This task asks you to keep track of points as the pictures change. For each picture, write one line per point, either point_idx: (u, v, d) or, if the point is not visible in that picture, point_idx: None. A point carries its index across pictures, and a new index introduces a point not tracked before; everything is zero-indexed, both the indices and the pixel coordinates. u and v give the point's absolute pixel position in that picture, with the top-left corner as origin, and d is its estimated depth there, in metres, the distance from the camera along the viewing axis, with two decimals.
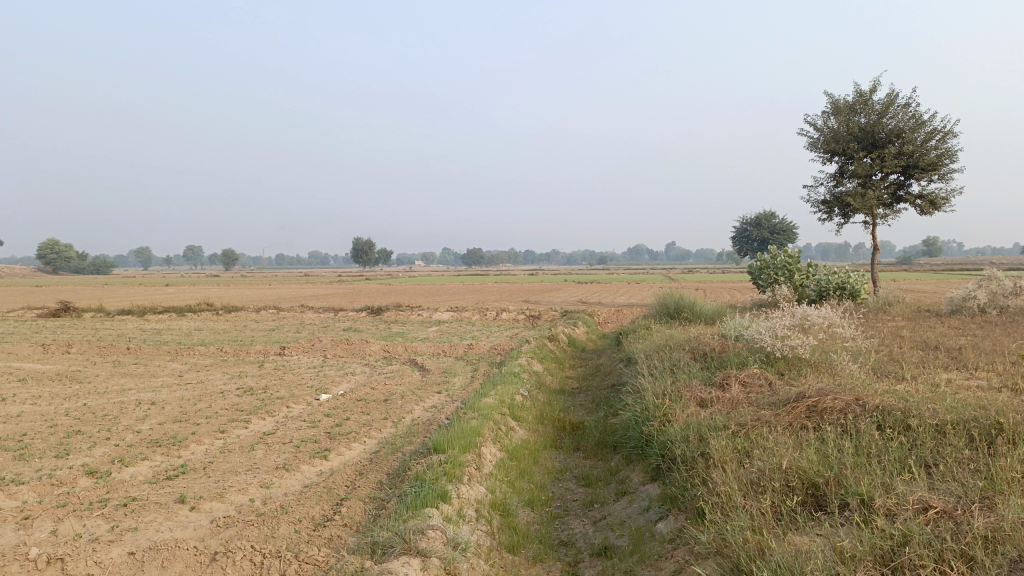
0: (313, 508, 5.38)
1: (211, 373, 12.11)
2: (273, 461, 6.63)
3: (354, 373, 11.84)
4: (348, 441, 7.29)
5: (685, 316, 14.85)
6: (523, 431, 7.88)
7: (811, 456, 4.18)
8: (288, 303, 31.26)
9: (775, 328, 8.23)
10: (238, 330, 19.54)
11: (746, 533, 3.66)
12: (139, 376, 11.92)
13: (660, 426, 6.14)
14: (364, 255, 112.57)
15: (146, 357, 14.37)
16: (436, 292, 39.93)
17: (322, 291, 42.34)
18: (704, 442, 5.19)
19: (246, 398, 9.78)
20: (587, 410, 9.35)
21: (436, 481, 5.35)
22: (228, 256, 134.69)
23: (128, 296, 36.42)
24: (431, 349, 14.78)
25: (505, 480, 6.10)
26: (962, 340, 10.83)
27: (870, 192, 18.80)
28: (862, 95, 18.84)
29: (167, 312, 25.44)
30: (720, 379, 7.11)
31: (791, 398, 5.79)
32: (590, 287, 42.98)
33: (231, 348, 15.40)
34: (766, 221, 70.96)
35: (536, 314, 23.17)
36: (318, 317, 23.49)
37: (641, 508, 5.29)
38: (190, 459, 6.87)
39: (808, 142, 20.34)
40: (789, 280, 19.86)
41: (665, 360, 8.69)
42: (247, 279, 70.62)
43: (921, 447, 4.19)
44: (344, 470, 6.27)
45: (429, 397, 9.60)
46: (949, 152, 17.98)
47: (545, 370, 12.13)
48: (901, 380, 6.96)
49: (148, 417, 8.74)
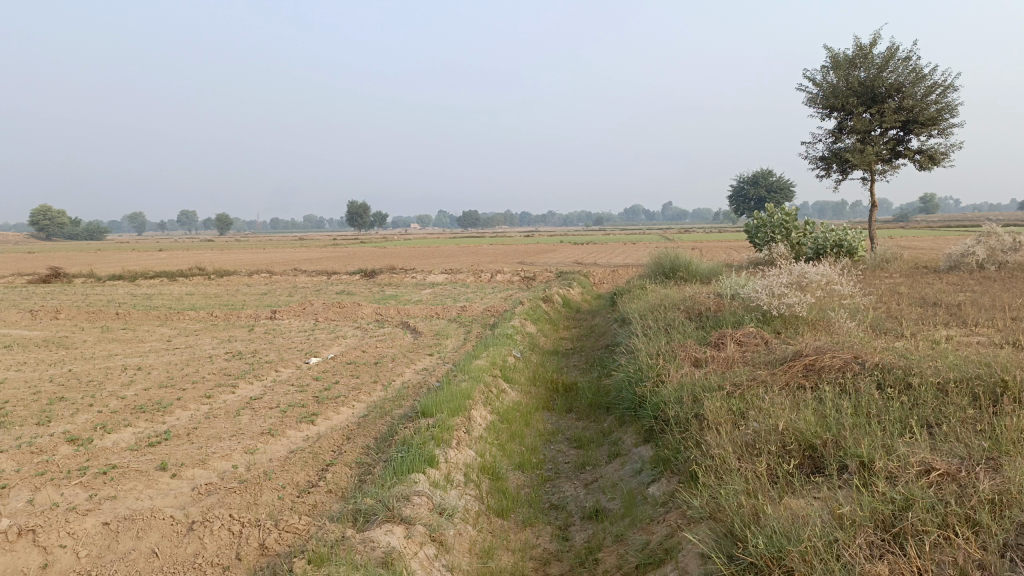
0: (297, 473, 5.24)
1: (201, 338, 11.94)
2: (259, 426, 6.49)
3: (345, 337, 11.68)
4: (336, 405, 7.15)
5: (681, 275, 14.66)
6: (515, 393, 7.74)
7: (809, 418, 4.02)
8: (282, 266, 31.00)
9: (772, 286, 8.05)
10: (230, 294, 19.32)
11: (741, 497, 3.51)
12: (128, 342, 11.76)
13: (654, 387, 5.99)
14: (359, 218, 111.92)
15: (136, 323, 14.18)
16: (431, 254, 39.66)
17: (317, 254, 42.13)
18: (699, 403, 5.04)
19: (235, 363, 9.62)
20: (580, 372, 9.21)
21: (423, 445, 5.20)
22: (223, 220, 133.82)
23: (120, 261, 36.13)
24: (424, 311, 14.60)
25: (495, 444, 5.96)
26: (961, 296, 10.66)
27: (869, 148, 18.51)
28: (862, 49, 18.41)
29: (160, 277, 25.21)
30: (715, 338, 6.94)
31: (788, 358, 5.63)
32: (586, 248, 42.73)
33: (221, 312, 15.22)
34: (764, 179, 70.37)
35: (531, 276, 22.99)
36: (312, 281, 23.26)
37: (634, 470, 5.15)
38: (174, 425, 6.72)
39: (806, 98, 19.95)
40: (786, 238, 19.58)
41: (660, 320, 8.52)
42: (240, 244, 70.23)
43: (923, 407, 4.03)
44: (331, 435, 6.13)
45: (421, 360, 9.45)
46: (949, 106, 17.66)
47: (538, 332, 11.99)
48: (900, 337, 6.81)
49: (134, 383, 8.59)
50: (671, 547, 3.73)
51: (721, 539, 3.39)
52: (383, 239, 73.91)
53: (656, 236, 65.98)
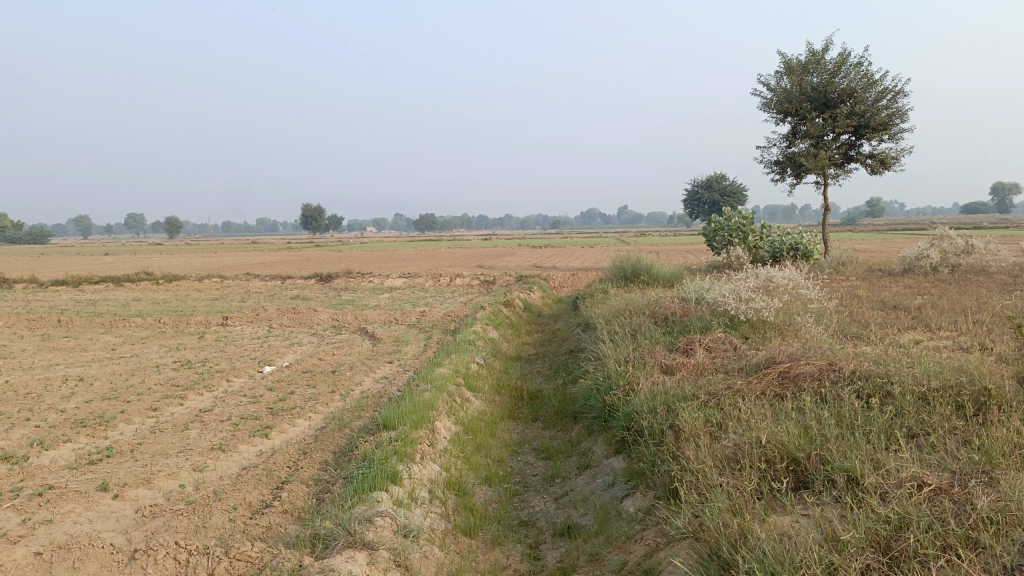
0: (250, 493, 4.92)
1: (148, 346, 11.42)
2: (209, 441, 6.13)
3: (301, 344, 11.29)
4: (291, 417, 6.82)
5: (643, 279, 14.58)
6: (479, 402, 7.49)
7: (792, 429, 3.86)
8: (233, 271, 30.21)
9: (738, 290, 7.96)
10: (180, 300, 18.66)
11: (726, 516, 3.32)
12: (70, 351, 11.20)
13: (624, 396, 5.80)
14: (314, 221, 110.33)
15: (79, 330, 13.56)
16: (389, 258, 39.18)
17: (270, 258, 41.26)
18: (672, 412, 4.86)
19: (183, 373, 9.19)
20: (544, 378, 9.02)
21: (386, 461, 4.92)
22: (173, 224, 130.75)
23: (62, 266, 34.82)
24: (382, 316, 14.27)
25: (459, 457, 5.71)
26: (920, 299, 10.73)
27: (822, 153, 18.73)
28: (815, 54, 18.62)
29: (105, 282, 24.32)
30: (684, 344, 6.80)
31: (761, 364, 5.50)
32: (544, 252, 42.64)
33: (170, 319, 14.65)
34: (717, 183, 71.14)
35: (490, 280, 22.76)
36: (265, 286, 22.66)
37: (606, 483, 4.95)
38: (118, 441, 6.32)
39: (761, 102, 20.12)
40: (743, 241, 19.73)
41: (626, 324, 8.38)
42: (189, 247, 68.61)
43: (907, 418, 3.92)
44: (286, 450, 5.82)
45: (380, 367, 9.14)
46: (899, 112, 17.97)
47: (500, 337, 11.76)
48: (868, 342, 6.76)
49: (75, 395, 8.12)
50: (651, 568, 3.52)
51: (706, 561, 3.20)
52: (339, 243, 72.81)
53: (613, 239, 66.30)
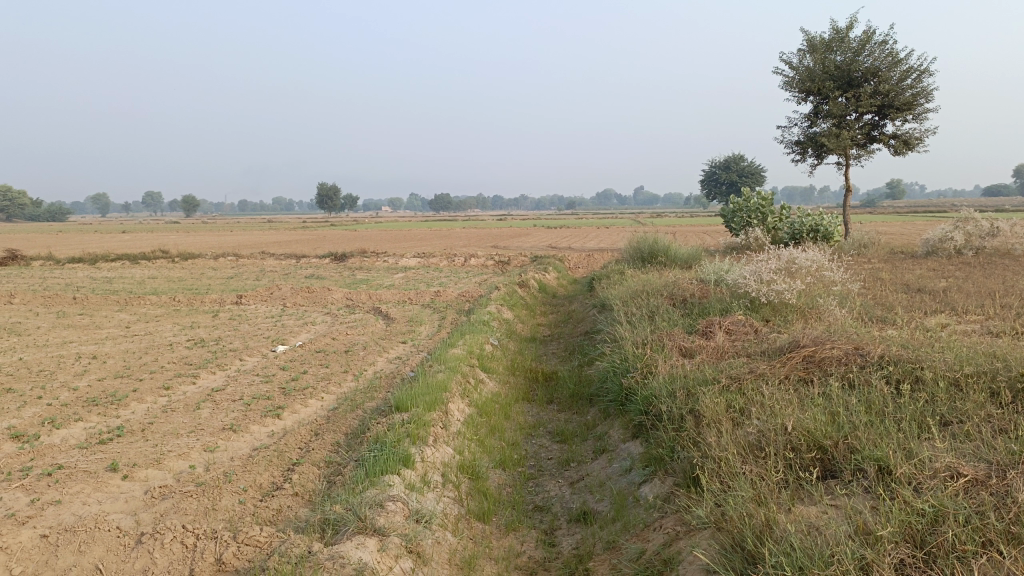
0: (260, 475, 4.84)
1: (162, 324, 11.39)
2: (220, 422, 6.06)
3: (314, 323, 11.22)
4: (303, 397, 6.73)
5: (660, 260, 14.37)
6: (493, 384, 7.39)
7: (818, 416, 3.71)
8: (248, 249, 30.19)
9: (760, 272, 7.77)
10: (195, 279, 18.65)
11: (750, 506, 3.19)
12: (84, 328, 11.19)
13: (642, 379, 5.66)
14: (329, 201, 110.27)
15: (94, 308, 13.57)
16: (404, 237, 39.03)
17: (286, 237, 41.25)
18: (692, 396, 4.72)
19: (196, 351, 9.13)
20: (560, 360, 8.89)
21: (398, 443, 4.82)
22: (189, 203, 131.27)
23: (79, 243, 34.98)
24: (396, 296, 14.18)
25: (473, 439, 5.61)
26: (944, 283, 10.49)
27: (844, 133, 18.36)
28: (839, 32, 18.20)
29: (121, 260, 24.40)
30: (703, 327, 6.65)
31: (784, 348, 5.34)
32: (560, 232, 42.35)
33: (184, 297, 14.63)
34: (735, 164, 70.33)
35: (505, 260, 22.60)
36: (280, 265, 22.66)
37: (623, 469, 4.83)
38: (129, 420, 6.27)
39: (782, 81, 19.73)
40: (762, 223, 19.51)
41: (643, 306, 8.22)
42: (205, 225, 68.86)
43: (939, 405, 3.76)
44: (298, 431, 5.73)
45: (393, 348, 9.05)
46: (924, 91, 17.57)
47: (515, 318, 11.63)
48: (893, 326, 6.58)
49: (88, 373, 8.08)
50: (670, 557, 3.40)
51: (729, 552, 3.06)
52: (354, 222, 72.62)
53: (629, 220, 65.82)
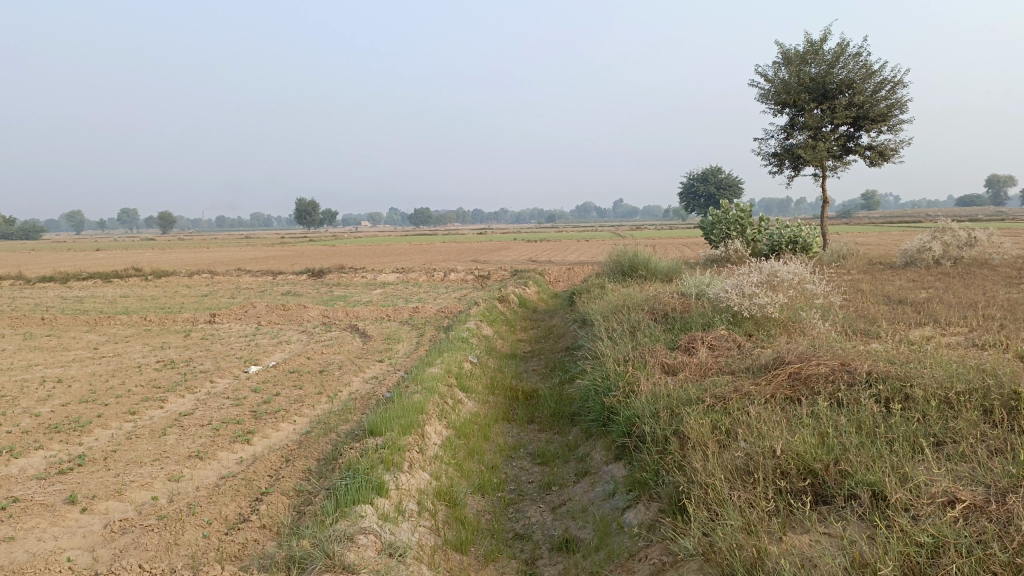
0: (226, 506, 4.61)
1: (132, 345, 11.08)
2: (186, 449, 5.81)
3: (289, 342, 10.97)
4: (275, 421, 6.50)
5: (640, 273, 14.27)
6: (472, 403, 7.20)
7: (807, 438, 3.57)
8: (224, 266, 29.81)
9: (742, 285, 7.65)
10: (168, 297, 18.28)
11: (739, 536, 3.03)
12: (51, 350, 10.86)
13: (624, 398, 5.50)
14: (308, 216, 109.61)
15: (62, 329, 13.21)
16: (383, 253, 38.74)
17: (264, 254, 40.81)
18: (676, 416, 4.56)
19: (166, 373, 8.86)
20: (540, 377, 8.72)
21: (371, 470, 4.61)
22: (166, 220, 129.96)
23: (52, 262, 34.36)
24: (374, 313, 13.94)
25: (451, 463, 5.41)
26: (925, 293, 10.45)
27: (821, 144, 18.43)
28: (813, 45, 18.31)
29: (93, 279, 23.92)
30: (686, 342, 6.51)
31: (769, 364, 5.20)
32: (540, 246, 42.27)
33: (156, 317, 14.30)
34: (713, 176, 70.75)
35: (485, 274, 22.43)
36: (256, 282, 22.31)
37: (606, 493, 4.65)
38: (91, 447, 6.01)
39: (758, 93, 19.81)
40: (741, 235, 19.47)
41: (624, 321, 8.08)
42: (181, 242, 68.04)
43: (931, 425, 3.63)
44: (268, 457, 5.50)
45: (370, 367, 8.83)
46: (898, 103, 17.70)
47: (495, 334, 11.46)
48: (877, 339, 6.49)
49: (51, 398, 7.78)
50: None
51: None
52: (333, 238, 72.14)
53: (608, 233, 65.87)
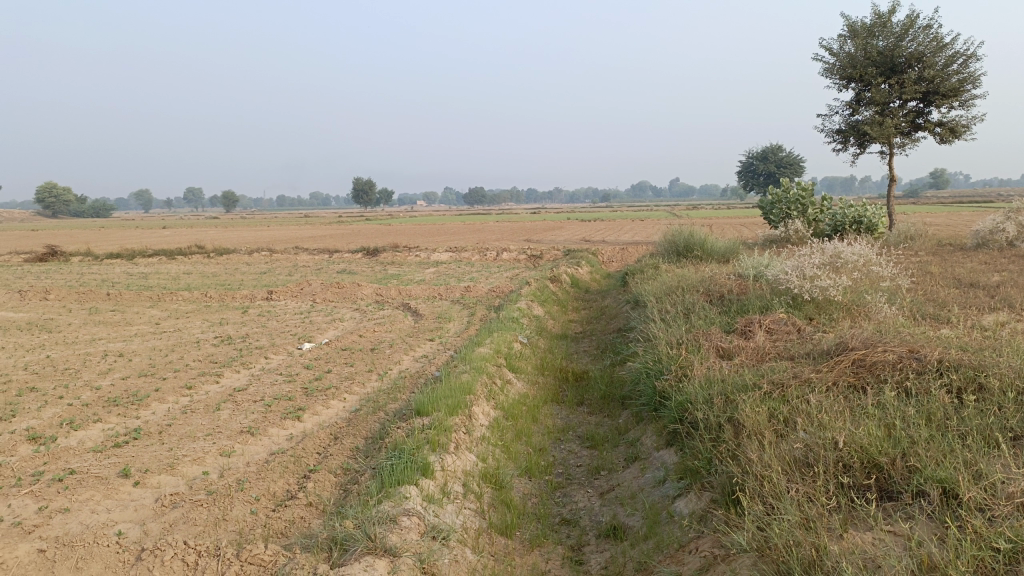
0: (274, 483, 4.63)
1: (191, 321, 11.32)
2: (238, 424, 5.87)
3: (342, 320, 11.04)
4: (325, 398, 6.53)
5: (696, 253, 13.94)
6: (521, 384, 7.12)
7: (873, 430, 3.37)
8: (283, 244, 30.31)
9: (802, 266, 7.35)
10: (228, 274, 18.67)
11: (797, 532, 2.86)
12: (114, 325, 11.17)
13: (676, 382, 5.34)
14: (364, 195, 110.82)
15: (126, 304, 13.58)
16: (437, 231, 38.91)
17: (321, 232, 41.39)
18: (731, 403, 4.38)
19: (222, 349, 9.01)
20: (591, 358, 8.59)
21: (417, 451, 4.57)
22: (228, 198, 133.03)
23: (120, 239, 35.47)
24: (426, 292, 13.97)
25: (498, 445, 5.34)
26: (998, 276, 9.93)
27: (888, 121, 17.68)
28: (881, 17, 17.51)
29: (157, 255, 24.60)
30: (742, 326, 6.29)
31: (830, 350, 4.97)
32: (594, 225, 41.90)
33: (216, 293, 14.59)
34: (773, 154, 68.87)
35: (538, 254, 22.27)
36: (313, 260, 22.62)
37: (656, 480, 4.51)
38: (148, 421, 6.13)
39: (822, 68, 19.07)
40: (802, 215, 18.87)
41: (678, 303, 7.87)
42: (242, 220, 69.57)
43: (1009, 418, 3.39)
44: (317, 435, 5.52)
45: (420, 346, 8.82)
46: (972, 77, 16.84)
47: (546, 314, 11.34)
48: (946, 325, 6.16)
49: (112, 371, 7.99)
50: None
51: None
52: (389, 216, 72.79)
53: (664, 212, 64.80)
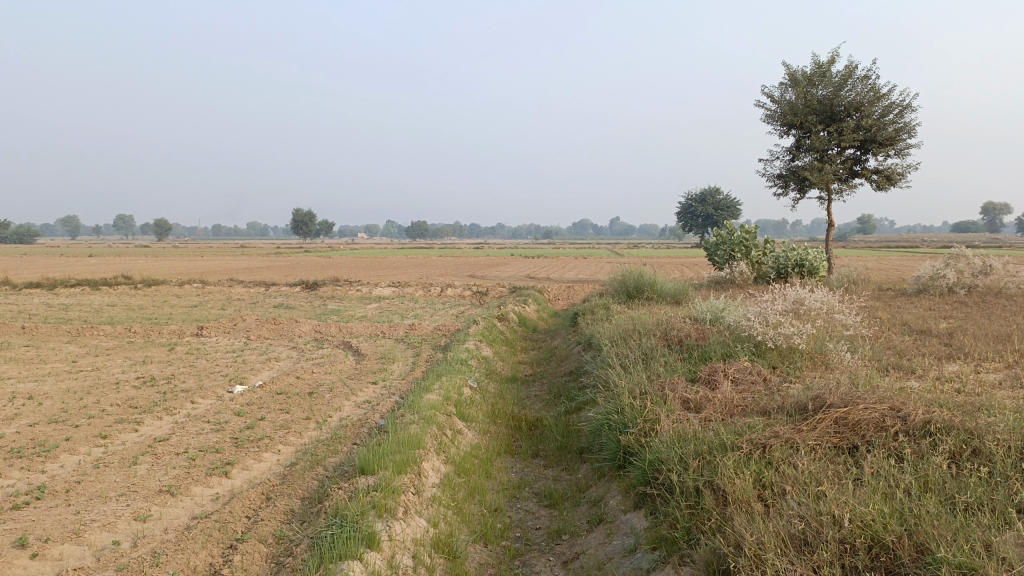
0: (195, 555, 4.05)
1: (112, 359, 10.50)
2: (157, 482, 5.25)
3: (278, 359, 10.38)
4: (256, 450, 5.94)
5: (646, 295, 13.76)
6: (472, 434, 6.66)
7: (875, 504, 3.06)
8: (216, 276, 29.20)
9: (765, 312, 7.16)
10: (156, 307, 17.70)
11: None
12: (26, 362, 10.27)
13: (642, 437, 4.98)
14: (304, 227, 109.07)
15: (42, 339, 12.61)
16: (378, 265, 38.19)
17: (257, 263, 40.36)
18: (708, 465, 4.03)
19: (145, 392, 8.28)
20: (544, 404, 8.20)
21: (361, 519, 4.06)
22: (162, 227, 129.45)
23: (40, 267, 33.76)
24: (368, 329, 13.40)
25: (450, 506, 4.87)
26: (945, 323, 9.96)
27: (827, 167, 17.98)
28: (820, 67, 17.93)
29: (81, 286, 23.36)
30: (706, 375, 6.00)
31: (805, 405, 4.68)
32: (537, 262, 41.82)
33: (142, 328, 13.72)
34: (711, 197, 70.35)
35: (483, 290, 21.90)
36: (249, 293, 21.79)
37: (626, 548, 4.10)
38: (54, 477, 5.45)
39: (764, 114, 19.39)
40: (746, 256, 18.90)
41: (636, 347, 7.57)
42: (172, 249, 67.43)
43: (1016, 489, 3.12)
44: (248, 494, 4.95)
45: (363, 390, 8.28)
46: (906, 127, 17.30)
47: (494, 355, 10.92)
48: (911, 377, 5.99)
49: (18, 417, 7.21)
50: None
51: None
52: (330, 248, 71.46)
53: (605, 250, 65.44)
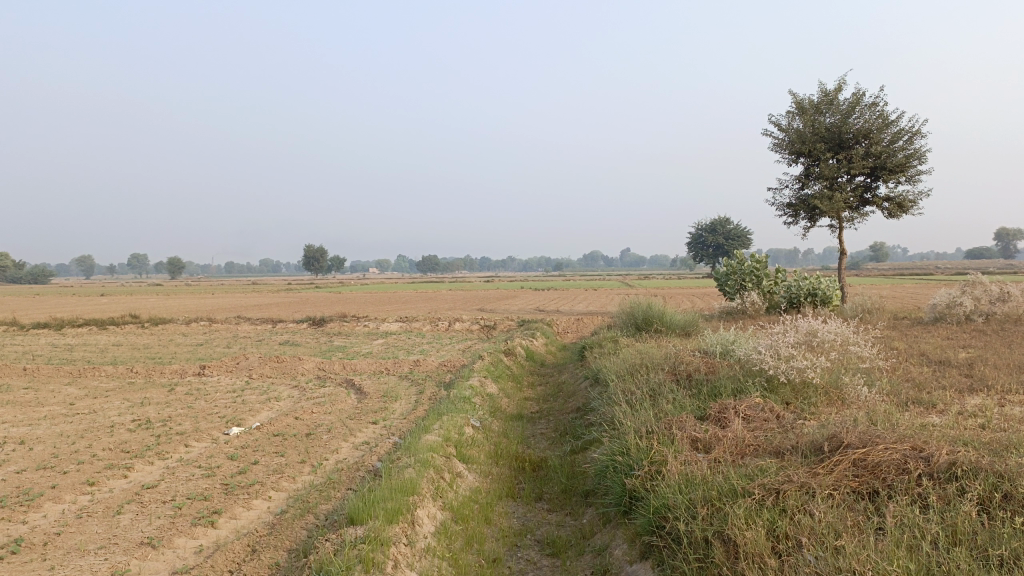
0: None
1: (110, 401, 10.30)
2: (139, 534, 5.00)
3: (279, 399, 10.16)
4: (246, 497, 5.69)
5: (655, 327, 13.49)
6: (472, 477, 6.38)
7: (901, 561, 2.78)
8: (225, 313, 29.13)
9: (776, 345, 6.89)
10: (161, 346, 17.54)
11: None
12: (23, 405, 10.08)
13: (648, 480, 4.70)
14: (315, 263, 109.59)
15: (42, 381, 12.45)
16: (387, 300, 38.06)
17: (267, 300, 40.37)
18: (718, 513, 3.76)
19: (139, 435, 8.06)
20: (549, 443, 7.91)
21: (346, 574, 3.79)
22: (174, 264, 130.53)
23: (50, 306, 33.85)
24: (372, 366, 13.16)
25: (445, 557, 4.60)
26: (964, 353, 9.63)
27: (837, 194, 17.74)
28: (827, 94, 17.80)
29: (88, 325, 23.30)
30: (716, 413, 5.71)
31: (821, 445, 4.40)
32: (546, 294, 41.64)
33: (144, 368, 13.52)
34: (721, 227, 70.16)
35: (491, 324, 21.66)
36: (256, 331, 21.64)
37: None
38: (34, 528, 5.21)
39: (771, 143, 19.24)
40: (757, 286, 18.61)
41: (643, 383, 7.30)
42: (184, 286, 67.84)
43: None
44: (232, 546, 4.70)
45: (362, 430, 8.03)
46: (916, 153, 17.08)
47: (500, 391, 10.66)
48: (932, 412, 5.69)
49: (6, 464, 7.00)
50: None
51: None
52: (339, 284, 71.58)
53: (616, 282, 65.15)
